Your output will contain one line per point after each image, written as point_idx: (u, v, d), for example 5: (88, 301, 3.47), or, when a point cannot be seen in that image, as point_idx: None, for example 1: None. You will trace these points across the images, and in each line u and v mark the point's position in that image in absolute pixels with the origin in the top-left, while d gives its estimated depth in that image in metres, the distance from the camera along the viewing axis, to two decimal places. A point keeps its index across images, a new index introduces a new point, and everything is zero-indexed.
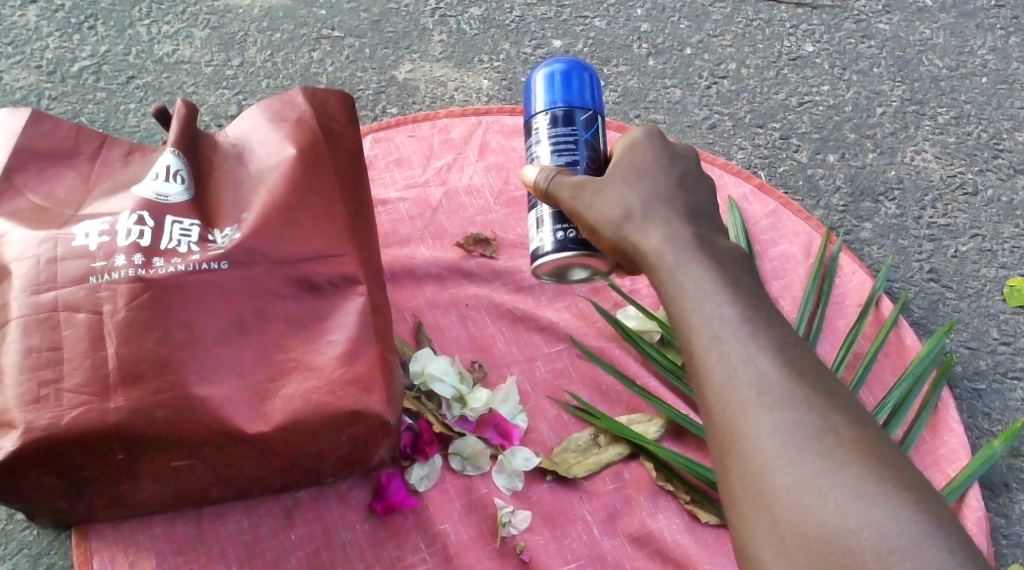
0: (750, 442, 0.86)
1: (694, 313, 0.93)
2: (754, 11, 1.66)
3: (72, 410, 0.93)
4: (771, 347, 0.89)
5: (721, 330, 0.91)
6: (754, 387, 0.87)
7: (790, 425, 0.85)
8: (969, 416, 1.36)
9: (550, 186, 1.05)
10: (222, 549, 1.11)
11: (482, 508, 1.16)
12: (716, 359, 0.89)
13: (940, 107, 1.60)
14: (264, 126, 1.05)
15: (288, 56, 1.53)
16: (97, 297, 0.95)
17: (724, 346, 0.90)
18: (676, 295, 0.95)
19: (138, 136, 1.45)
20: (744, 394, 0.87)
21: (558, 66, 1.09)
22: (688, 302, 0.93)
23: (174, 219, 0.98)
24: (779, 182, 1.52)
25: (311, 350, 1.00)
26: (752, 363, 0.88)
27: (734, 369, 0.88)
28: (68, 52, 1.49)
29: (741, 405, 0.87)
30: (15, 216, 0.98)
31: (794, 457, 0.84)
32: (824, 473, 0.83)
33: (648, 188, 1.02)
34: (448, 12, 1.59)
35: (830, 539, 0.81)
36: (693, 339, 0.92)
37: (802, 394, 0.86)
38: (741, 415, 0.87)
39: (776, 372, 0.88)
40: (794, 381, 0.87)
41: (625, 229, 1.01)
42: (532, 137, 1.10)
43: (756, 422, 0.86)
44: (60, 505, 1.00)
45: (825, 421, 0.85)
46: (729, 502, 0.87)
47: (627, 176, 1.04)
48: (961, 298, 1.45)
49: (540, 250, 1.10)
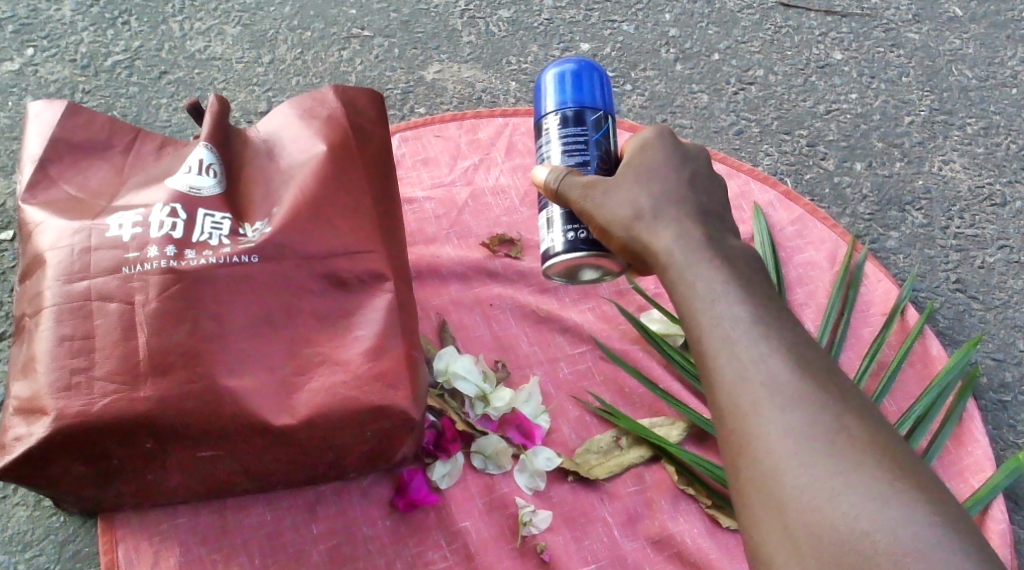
0: (763, 442, 0.86)
1: (705, 313, 0.93)
2: (783, 18, 1.66)
3: (102, 398, 0.94)
4: (787, 348, 0.89)
5: (741, 327, 0.91)
6: (767, 387, 0.87)
7: (802, 425, 0.85)
8: (995, 428, 1.36)
9: (561, 187, 1.05)
10: (245, 541, 1.12)
11: (504, 507, 1.17)
12: (728, 359, 0.90)
13: (970, 118, 1.59)
14: (295, 123, 1.06)
15: (318, 54, 1.54)
16: (129, 287, 0.96)
17: (735, 346, 0.90)
18: (689, 295, 0.95)
19: (169, 131, 1.46)
20: (757, 395, 0.87)
21: (567, 66, 1.09)
22: (700, 303, 0.94)
23: (206, 212, 0.99)
24: (805, 189, 1.52)
25: (338, 345, 1.00)
26: (765, 363, 0.88)
27: (746, 370, 0.89)
28: (102, 46, 1.51)
29: (753, 406, 0.87)
30: (50, 207, 1.00)
31: (807, 457, 0.84)
32: (840, 473, 0.83)
33: (658, 188, 1.02)
34: (477, 14, 1.60)
35: (844, 540, 0.81)
36: (705, 338, 0.92)
37: (816, 395, 0.86)
38: (754, 416, 0.87)
39: (790, 372, 0.88)
40: (808, 382, 0.87)
41: (635, 229, 1.01)
42: (542, 137, 1.10)
43: (767, 423, 0.86)
44: (88, 493, 1.01)
45: (841, 423, 0.85)
46: (740, 502, 0.87)
47: (638, 176, 1.04)
48: (987, 308, 1.44)
49: (551, 251, 1.10)
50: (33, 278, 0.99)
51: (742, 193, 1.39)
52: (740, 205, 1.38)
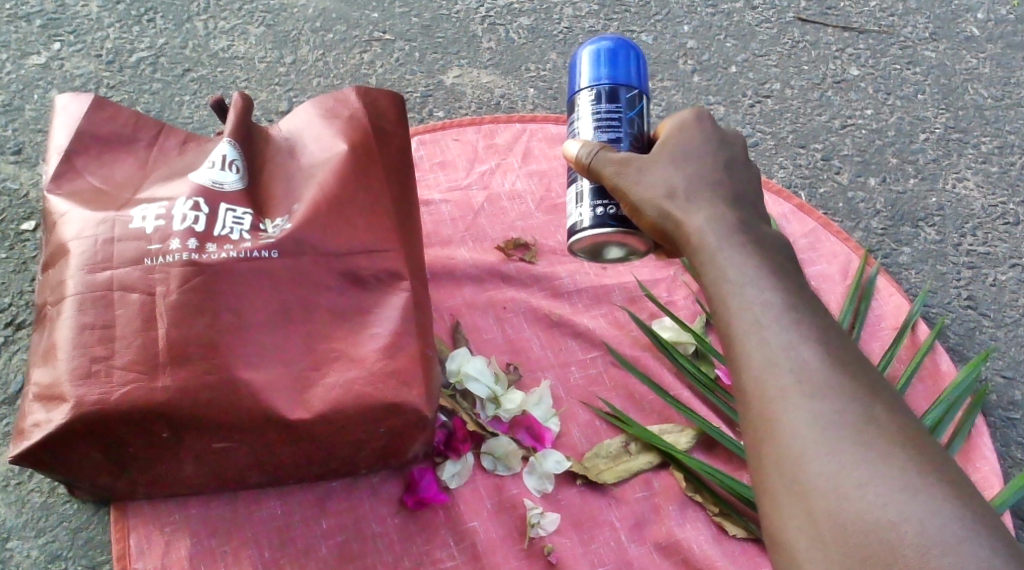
0: (788, 428, 0.87)
1: (736, 298, 0.94)
2: (801, 33, 1.67)
3: (122, 387, 0.96)
4: (815, 338, 0.90)
5: (767, 318, 0.91)
6: (793, 373, 0.88)
7: (827, 413, 0.86)
8: (1003, 445, 1.36)
9: (593, 162, 1.05)
10: (255, 535, 1.13)
11: (512, 508, 1.18)
12: (756, 346, 0.91)
13: (984, 136, 1.60)
14: (317, 122, 1.07)
15: (340, 56, 1.56)
16: (151, 278, 0.97)
17: (764, 331, 0.91)
18: (719, 278, 0.96)
19: (191, 127, 1.48)
20: (783, 381, 0.88)
21: (603, 44, 1.09)
22: (729, 287, 0.95)
23: (228, 207, 1.01)
24: (818, 203, 1.53)
25: (354, 342, 1.01)
26: (793, 350, 0.89)
27: (775, 356, 0.89)
28: (128, 43, 1.53)
29: (780, 392, 0.88)
30: (75, 198, 1.01)
31: (834, 445, 0.85)
32: (866, 462, 0.84)
33: (692, 170, 1.04)
34: (497, 20, 1.62)
35: (868, 530, 0.81)
36: (733, 323, 0.93)
37: (842, 383, 0.87)
38: (780, 404, 0.88)
39: (818, 359, 0.89)
40: (835, 369, 0.88)
41: (667, 209, 1.02)
42: (576, 112, 1.10)
43: (792, 408, 0.87)
44: (103, 480, 1.02)
45: (867, 412, 0.86)
46: (763, 488, 0.88)
47: (673, 157, 1.05)
48: (998, 326, 1.45)
49: (577, 226, 1.09)
50: (56, 268, 1.00)
51: None
52: None
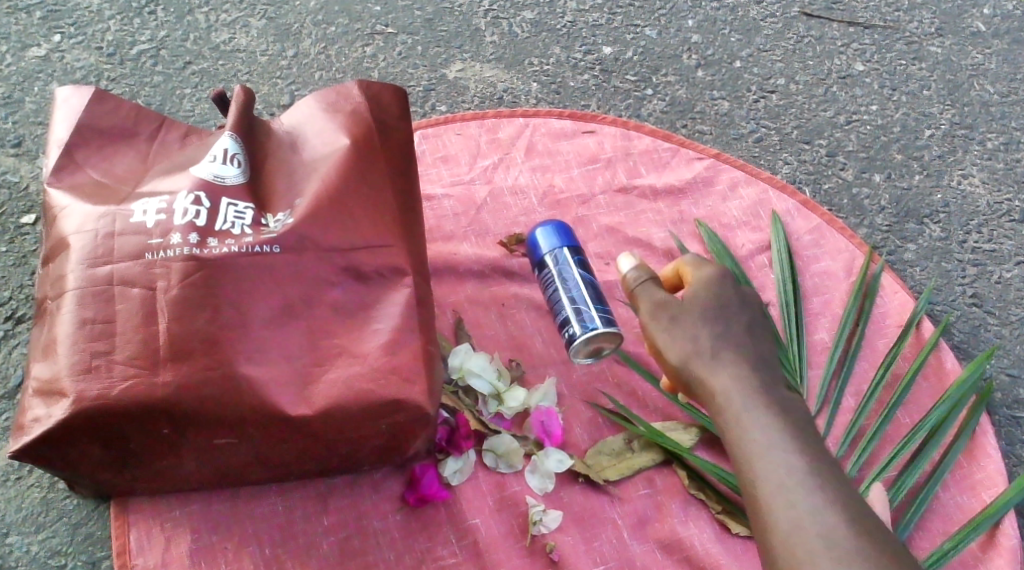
0: (790, 524, 0.90)
1: (732, 397, 0.99)
2: (806, 28, 1.66)
3: (122, 382, 0.95)
4: (799, 439, 0.95)
5: (761, 418, 0.97)
6: (789, 472, 0.93)
7: (823, 508, 0.90)
8: (1008, 443, 1.35)
9: None
10: (256, 531, 1.12)
11: (514, 505, 1.17)
12: (753, 446, 0.95)
13: (990, 133, 1.59)
14: (319, 116, 1.06)
15: (342, 49, 1.55)
16: (152, 273, 0.97)
17: (758, 431, 0.96)
18: (709, 372, 1.02)
19: (193, 120, 1.47)
20: (781, 480, 0.93)
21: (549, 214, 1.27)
22: (724, 384, 1.00)
23: (229, 202, 1.00)
24: (823, 199, 1.52)
25: (356, 338, 1.01)
26: (785, 449, 0.94)
27: (770, 456, 0.94)
28: (128, 35, 1.52)
29: (779, 490, 0.92)
30: (76, 192, 1.01)
31: (834, 539, 0.88)
32: (866, 554, 0.87)
33: (719, 313, 1.05)
34: (501, 14, 1.61)
35: None
36: (729, 421, 0.98)
37: (832, 483, 0.92)
38: (782, 502, 0.91)
39: (808, 459, 0.94)
40: (824, 469, 0.93)
41: (692, 364, 1.03)
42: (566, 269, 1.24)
43: (792, 505, 0.91)
44: (103, 476, 1.02)
45: (857, 508, 0.91)
46: None
47: (706, 295, 1.06)
48: (1003, 324, 1.44)
49: None
50: (57, 262, 0.99)
51: (760, 201, 1.39)
52: (757, 213, 1.38)
